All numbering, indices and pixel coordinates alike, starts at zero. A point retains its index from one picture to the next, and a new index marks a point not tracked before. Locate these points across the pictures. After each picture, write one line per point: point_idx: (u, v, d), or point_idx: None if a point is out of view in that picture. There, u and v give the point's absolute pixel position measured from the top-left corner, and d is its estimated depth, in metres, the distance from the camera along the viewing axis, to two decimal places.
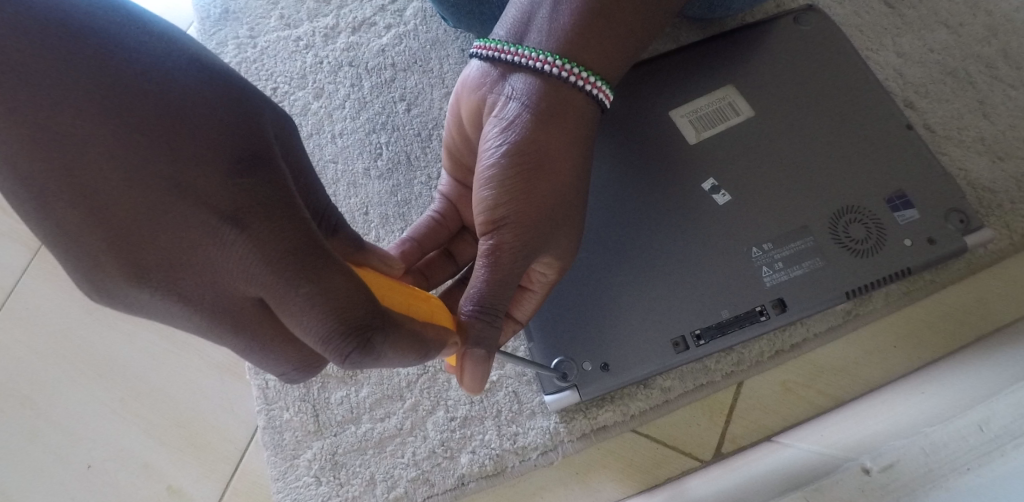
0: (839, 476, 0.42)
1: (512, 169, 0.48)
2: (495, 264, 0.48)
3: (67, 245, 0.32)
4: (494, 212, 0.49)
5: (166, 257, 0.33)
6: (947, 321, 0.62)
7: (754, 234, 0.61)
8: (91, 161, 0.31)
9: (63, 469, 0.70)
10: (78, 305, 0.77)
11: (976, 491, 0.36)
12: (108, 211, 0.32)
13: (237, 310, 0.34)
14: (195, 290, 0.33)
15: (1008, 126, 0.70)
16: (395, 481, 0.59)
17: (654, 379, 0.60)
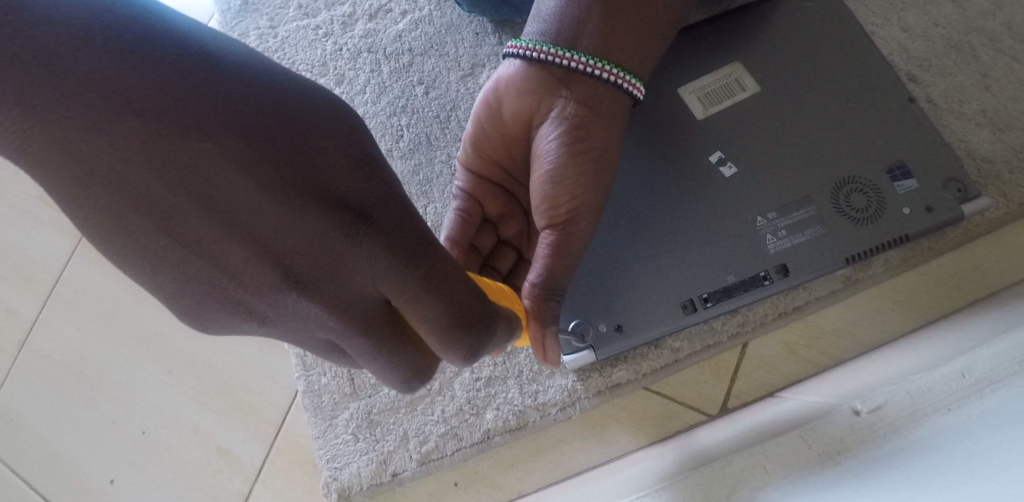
0: (830, 418, 0.46)
1: (576, 164, 0.56)
2: (561, 246, 0.55)
3: (190, 250, 0.37)
4: (559, 201, 0.56)
5: (312, 262, 0.38)
6: (945, 286, 0.66)
7: (759, 204, 0.65)
8: (233, 178, 0.36)
9: (117, 434, 0.75)
10: (123, 283, 0.82)
11: (954, 425, 0.39)
12: (253, 223, 0.37)
13: (367, 311, 0.39)
14: (333, 294, 0.38)
15: (1009, 99, 0.73)
16: (427, 437, 0.64)
17: (665, 341, 0.64)
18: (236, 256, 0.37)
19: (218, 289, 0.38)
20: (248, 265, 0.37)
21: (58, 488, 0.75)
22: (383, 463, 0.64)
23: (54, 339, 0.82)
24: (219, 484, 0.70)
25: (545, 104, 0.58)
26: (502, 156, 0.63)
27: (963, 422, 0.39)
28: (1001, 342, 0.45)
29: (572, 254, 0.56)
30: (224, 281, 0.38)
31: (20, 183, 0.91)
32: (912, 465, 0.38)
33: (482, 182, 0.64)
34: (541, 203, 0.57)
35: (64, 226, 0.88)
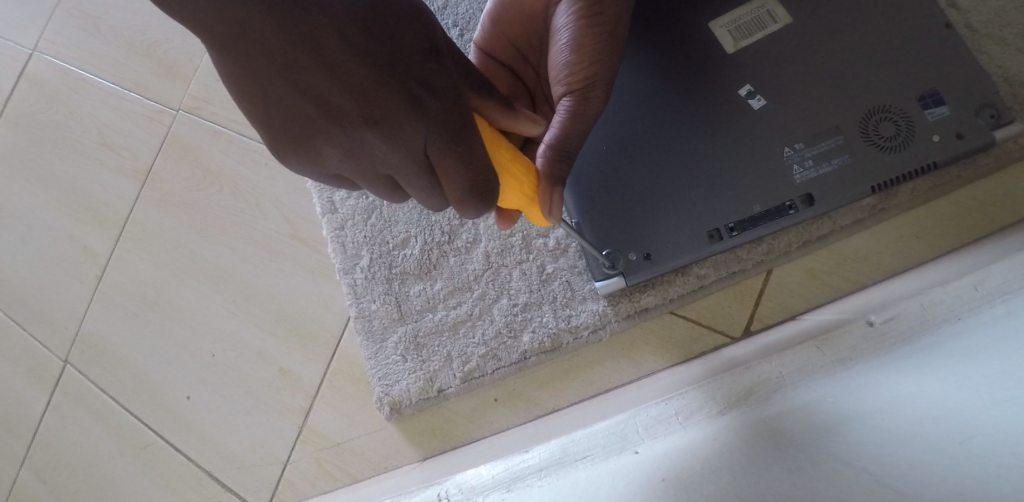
0: (845, 328, 0.49)
1: (589, 35, 0.60)
2: (577, 109, 0.60)
3: (291, 92, 0.45)
4: (575, 69, 0.60)
5: (377, 111, 0.45)
6: (973, 213, 0.67)
7: (787, 135, 0.66)
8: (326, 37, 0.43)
9: (189, 357, 0.83)
10: (185, 222, 0.89)
11: (962, 330, 0.42)
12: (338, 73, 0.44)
13: (412, 156, 0.47)
14: (392, 138, 0.46)
15: None
16: (469, 357, 0.69)
17: (691, 268, 0.68)
18: (325, 100, 0.45)
19: (309, 124, 0.46)
20: (332, 105, 0.45)
21: (139, 404, 0.84)
22: (429, 380, 0.70)
23: (127, 273, 0.90)
24: (281, 401, 0.77)
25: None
26: (519, 36, 0.69)
27: (972, 326, 0.42)
28: (1012, 259, 0.47)
29: (585, 121, 0.60)
30: (314, 120, 0.46)
31: (87, 129, 0.98)
32: (918, 364, 0.41)
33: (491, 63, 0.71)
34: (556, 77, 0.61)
35: (127, 169, 0.95)
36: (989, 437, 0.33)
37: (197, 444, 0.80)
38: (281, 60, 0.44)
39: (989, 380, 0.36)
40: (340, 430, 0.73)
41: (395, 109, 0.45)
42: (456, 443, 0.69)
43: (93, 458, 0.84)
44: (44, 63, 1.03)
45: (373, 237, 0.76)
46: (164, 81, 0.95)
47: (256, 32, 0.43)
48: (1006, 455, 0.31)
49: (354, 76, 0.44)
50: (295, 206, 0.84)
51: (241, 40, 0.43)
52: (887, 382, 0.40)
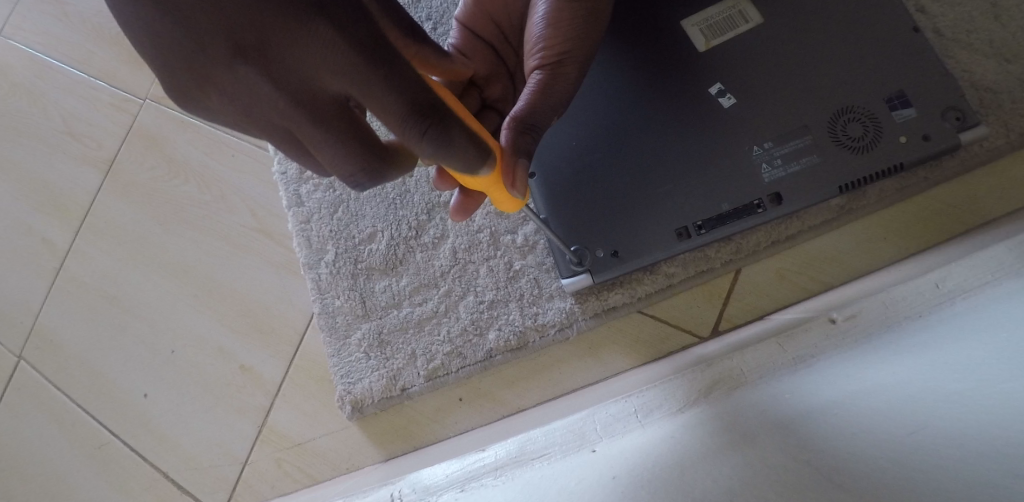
0: (808, 324, 0.49)
1: (567, 8, 0.60)
2: (551, 81, 0.59)
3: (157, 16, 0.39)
4: (551, 42, 0.60)
5: (264, 42, 0.39)
6: (938, 215, 0.67)
7: (757, 135, 0.66)
8: None
9: (148, 353, 0.81)
10: (148, 216, 0.87)
11: (924, 325, 0.42)
12: (216, 4, 0.38)
13: (313, 97, 0.41)
14: (287, 75, 0.40)
15: (1019, 29, 0.73)
16: (434, 355, 0.68)
17: (659, 267, 0.67)
18: (205, 28, 0.39)
19: (192, 67, 0.41)
20: (204, 36, 0.39)
21: (95, 401, 0.81)
22: (393, 379, 0.68)
23: (87, 267, 0.87)
24: (242, 399, 0.75)
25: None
26: (500, 13, 0.68)
27: (933, 321, 0.42)
28: (974, 259, 0.47)
29: (558, 94, 0.59)
30: (193, 57, 0.40)
31: (49, 117, 0.96)
32: (883, 358, 0.40)
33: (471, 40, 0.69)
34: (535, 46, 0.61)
35: (89, 158, 0.92)
36: (936, 434, 0.32)
37: (154, 443, 0.77)
38: None
39: (945, 376, 0.35)
40: (301, 430, 0.71)
41: (285, 37, 0.39)
42: (420, 443, 0.67)
43: (45, 457, 0.82)
44: (8, 49, 1.01)
45: (339, 232, 0.74)
46: (132, 71, 0.94)
47: None
48: (952, 449, 0.31)
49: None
50: (260, 198, 0.82)
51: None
52: (848, 379, 0.40)
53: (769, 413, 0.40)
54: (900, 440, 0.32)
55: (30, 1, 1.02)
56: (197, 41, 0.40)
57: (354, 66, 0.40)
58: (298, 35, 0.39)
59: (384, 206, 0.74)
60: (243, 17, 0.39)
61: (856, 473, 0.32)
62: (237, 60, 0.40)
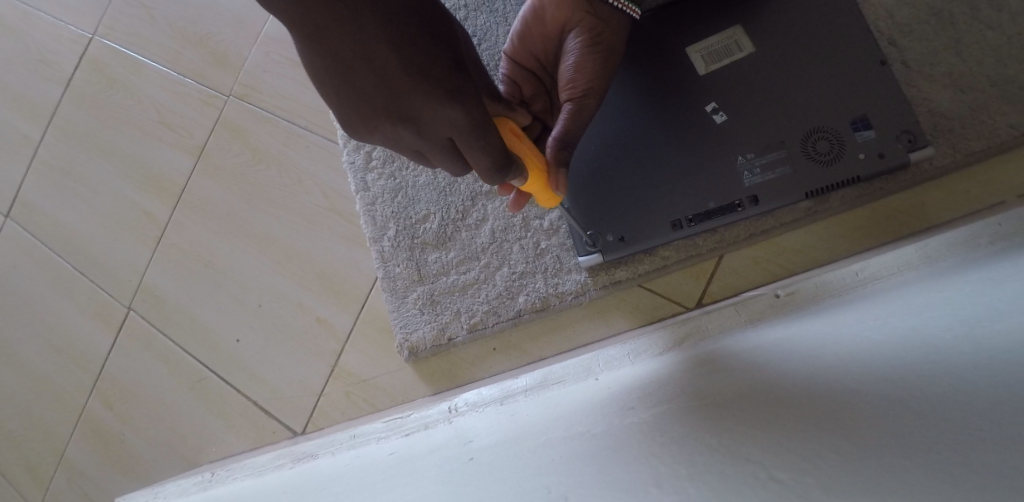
0: (757, 297, 0.66)
1: (591, 59, 0.76)
2: (576, 112, 0.75)
3: (343, 86, 0.52)
4: (577, 82, 0.76)
5: (417, 112, 0.53)
6: (889, 219, 0.82)
7: (742, 147, 0.81)
8: (378, 58, 0.50)
9: (238, 308, 0.98)
10: (237, 197, 1.01)
11: (838, 298, 0.59)
12: (391, 86, 0.52)
13: (440, 144, 0.57)
14: (429, 132, 0.55)
15: (975, 64, 0.85)
16: (474, 312, 0.86)
17: (657, 250, 0.84)
18: (370, 90, 0.52)
19: (364, 118, 0.54)
20: (376, 103, 0.53)
21: (194, 345, 0.99)
22: (441, 330, 0.86)
23: (182, 234, 1.03)
24: (318, 345, 0.92)
25: (574, 12, 0.76)
26: (540, 50, 0.82)
27: (846, 294, 0.60)
28: (888, 255, 0.64)
29: (582, 121, 0.76)
30: (367, 112, 0.53)
31: (144, 108, 1.10)
32: (804, 318, 0.57)
33: (517, 69, 0.84)
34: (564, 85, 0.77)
35: (182, 145, 1.06)
36: (814, 344, 0.49)
37: (244, 379, 0.95)
38: (354, 73, 0.51)
39: (834, 323, 0.52)
40: (367, 370, 0.89)
41: (426, 104, 0.53)
42: (461, 382, 0.85)
43: (152, 391, 0.99)
44: (104, 46, 1.14)
45: (399, 213, 0.91)
46: (217, 70, 1.06)
47: (330, 48, 0.49)
48: (819, 346, 0.47)
49: (402, 82, 0.52)
50: (331, 183, 0.96)
51: (319, 41, 0.49)
52: (776, 328, 0.57)
53: (718, 350, 0.58)
54: (788, 348, 0.50)
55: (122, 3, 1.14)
56: (364, 100, 0.52)
57: (467, 127, 0.55)
58: (436, 104, 0.53)
59: (436, 192, 0.90)
60: (405, 94, 0.52)
61: (759, 366, 0.49)
62: (392, 121, 0.54)
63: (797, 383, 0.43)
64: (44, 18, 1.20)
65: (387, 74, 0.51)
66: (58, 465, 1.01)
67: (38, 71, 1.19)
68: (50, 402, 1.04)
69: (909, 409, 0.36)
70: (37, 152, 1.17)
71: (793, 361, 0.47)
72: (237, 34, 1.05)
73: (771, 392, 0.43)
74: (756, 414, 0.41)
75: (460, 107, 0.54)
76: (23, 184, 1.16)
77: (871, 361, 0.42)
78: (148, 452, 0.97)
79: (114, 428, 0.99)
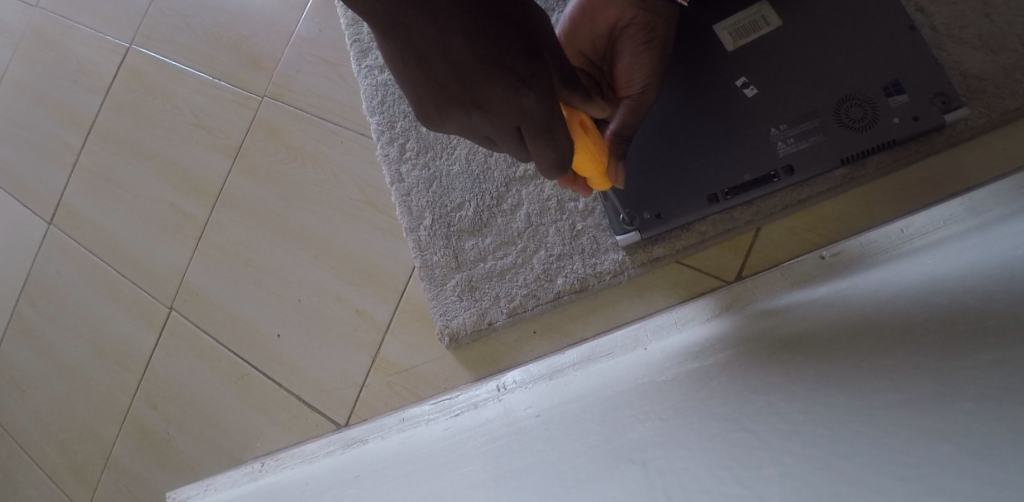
0: (801, 260, 0.67)
1: (651, 56, 0.73)
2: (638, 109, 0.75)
3: (421, 78, 0.51)
4: (638, 80, 0.74)
5: (484, 104, 0.52)
6: (928, 183, 0.81)
7: (774, 118, 0.81)
8: (454, 50, 0.48)
9: (280, 303, 0.99)
10: (272, 194, 1.02)
11: (890, 254, 0.59)
12: (464, 79, 0.50)
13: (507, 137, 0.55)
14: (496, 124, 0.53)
15: (1007, 24, 0.84)
16: (514, 296, 0.86)
17: (694, 226, 0.84)
18: (445, 81, 0.51)
19: (437, 105, 0.52)
20: (449, 95, 0.51)
21: (237, 342, 1.00)
22: (481, 315, 0.87)
23: (221, 235, 1.05)
24: (358, 336, 0.93)
25: (628, 9, 0.71)
26: (586, 47, 0.77)
27: (893, 249, 0.60)
28: (934, 210, 0.64)
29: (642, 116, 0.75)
30: (437, 101, 0.52)
31: (181, 113, 1.12)
32: (855, 275, 0.57)
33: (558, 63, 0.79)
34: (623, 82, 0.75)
35: (219, 147, 1.08)
36: (870, 290, 0.49)
37: (287, 374, 0.96)
38: (430, 64, 0.49)
39: (888, 274, 0.52)
40: (407, 358, 0.90)
41: (499, 97, 0.51)
42: (503, 366, 0.85)
43: (196, 388, 1.01)
44: (142, 56, 1.17)
45: (435, 202, 0.92)
46: (250, 72, 1.08)
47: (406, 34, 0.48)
48: (877, 293, 0.48)
49: (474, 72, 0.50)
50: (366, 176, 0.97)
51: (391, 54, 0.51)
52: (826, 287, 0.57)
53: (767, 312, 0.58)
54: (844, 298, 0.50)
55: (157, 13, 1.17)
56: (440, 92, 0.51)
57: (539, 122, 0.53)
58: (510, 96, 0.51)
59: (471, 180, 0.91)
60: (475, 88, 0.51)
61: (816, 317, 0.49)
62: (466, 112, 0.53)
63: (854, 326, 0.43)
64: (85, 31, 1.24)
65: (463, 68, 0.49)
66: (106, 465, 1.03)
67: (79, 82, 1.23)
68: (96, 404, 1.06)
69: (978, 321, 0.36)
70: (78, 161, 1.19)
71: (851, 307, 0.47)
72: (268, 35, 1.07)
73: (834, 334, 0.43)
74: (822, 351, 0.41)
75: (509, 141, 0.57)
76: (66, 191, 1.19)
77: (935, 296, 0.42)
78: (193, 450, 0.98)
79: (160, 428, 1.01)
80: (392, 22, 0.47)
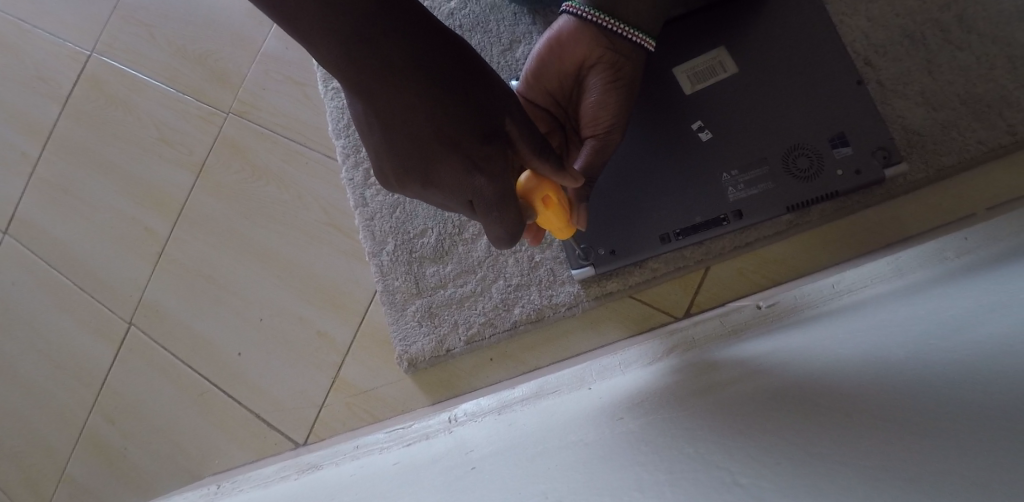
0: (739, 309, 0.71)
1: (615, 96, 0.76)
2: (602, 149, 0.76)
3: (385, 145, 0.57)
4: (601, 119, 0.76)
5: (437, 173, 0.57)
6: (867, 231, 0.86)
7: (726, 163, 0.85)
8: (412, 120, 0.55)
9: (239, 321, 1.00)
10: (236, 211, 1.03)
11: (826, 307, 0.64)
12: (419, 149, 0.56)
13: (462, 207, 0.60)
14: (453, 191, 0.58)
15: (945, 82, 0.90)
16: (471, 324, 0.89)
17: (647, 263, 0.87)
18: (401, 148, 0.57)
19: (399, 169, 0.58)
20: (407, 162, 0.57)
21: (196, 359, 1.01)
22: (440, 342, 0.89)
23: (184, 250, 1.05)
24: (319, 357, 0.94)
25: (597, 48, 0.75)
26: (554, 86, 0.79)
27: (826, 304, 0.65)
28: (861, 269, 0.70)
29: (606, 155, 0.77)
30: (398, 166, 0.58)
31: (144, 126, 1.12)
32: (791, 330, 0.61)
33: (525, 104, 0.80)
34: (586, 122, 0.76)
35: (182, 163, 1.08)
36: (797, 349, 0.53)
37: (245, 392, 0.97)
38: (392, 132, 0.56)
39: (821, 332, 0.56)
40: (365, 380, 0.92)
41: (453, 171, 0.57)
42: (459, 392, 0.88)
43: (153, 403, 1.01)
44: (104, 65, 1.16)
45: (397, 228, 0.94)
46: (216, 88, 1.08)
47: (372, 100, 0.54)
48: (801, 354, 0.52)
49: (427, 143, 0.56)
50: (329, 198, 0.99)
51: (365, 96, 0.54)
52: (766, 339, 0.61)
53: (708, 361, 0.62)
54: (777, 354, 0.55)
55: (121, 21, 1.16)
56: (400, 156, 0.57)
57: (490, 197, 0.58)
58: (461, 169, 0.57)
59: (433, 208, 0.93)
60: (431, 155, 0.56)
61: (749, 373, 0.53)
62: (421, 183, 0.58)
63: (778, 389, 0.47)
64: (43, 34, 1.22)
65: (416, 134, 0.55)
66: (61, 478, 1.03)
67: (38, 88, 1.21)
68: (50, 417, 1.06)
69: (881, 394, 0.40)
70: (37, 168, 1.18)
71: (781, 370, 0.51)
72: (236, 51, 1.08)
73: (757, 395, 0.47)
74: (745, 412, 0.45)
75: (485, 177, 0.57)
76: (23, 198, 1.18)
77: (856, 371, 0.45)
78: (150, 466, 0.98)
79: (117, 443, 1.01)
80: (362, 91, 0.54)
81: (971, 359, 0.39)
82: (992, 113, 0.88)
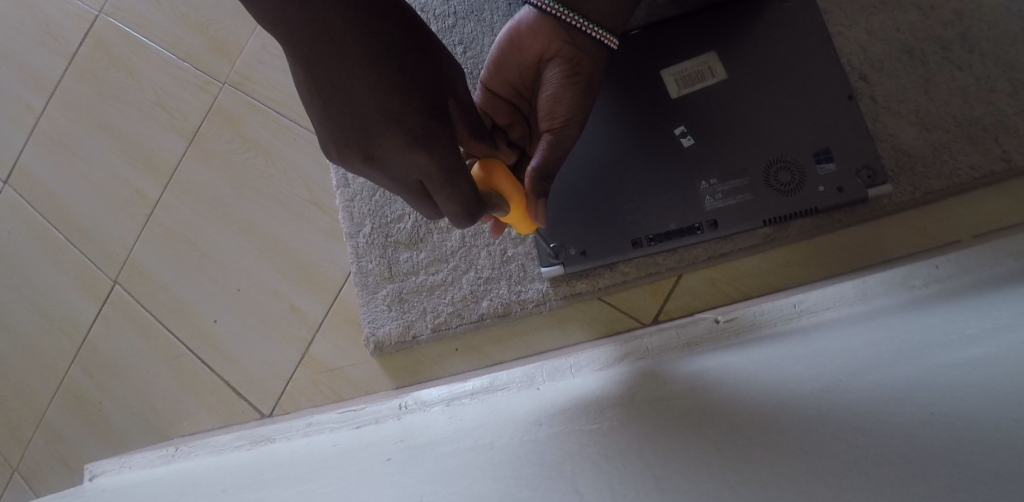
0: (697, 323, 0.71)
1: (571, 90, 0.75)
2: (558, 143, 0.75)
3: (326, 118, 0.54)
4: (557, 113, 0.75)
5: (384, 150, 0.56)
6: (844, 251, 0.85)
7: (705, 172, 0.84)
8: (359, 95, 0.53)
9: (219, 289, 1.01)
10: (223, 182, 1.04)
11: (784, 327, 0.63)
12: (365, 125, 0.55)
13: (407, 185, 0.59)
14: (398, 169, 0.58)
15: (942, 103, 0.88)
16: (439, 312, 0.89)
17: (618, 266, 0.87)
18: (343, 123, 0.54)
19: (339, 143, 0.56)
20: (350, 138, 0.55)
21: (175, 324, 1.02)
22: (407, 328, 0.90)
23: (171, 215, 1.07)
24: (291, 332, 0.96)
25: (553, 42, 0.74)
26: (517, 78, 0.79)
27: (784, 323, 0.64)
28: (824, 290, 0.69)
29: (562, 150, 0.76)
30: (340, 142, 0.56)
31: (142, 89, 1.13)
32: (744, 346, 0.61)
33: (488, 95, 0.81)
34: (543, 116, 0.76)
35: (176, 129, 1.09)
36: (738, 370, 0.53)
37: (218, 360, 0.98)
38: (337, 106, 0.53)
39: (768, 353, 0.56)
40: (334, 359, 0.93)
41: (398, 147, 0.56)
42: (423, 378, 0.89)
43: (131, 363, 1.03)
44: (108, 27, 1.17)
45: (376, 211, 0.94)
46: (214, 58, 1.09)
47: (317, 72, 0.52)
48: (740, 377, 0.51)
49: (374, 119, 0.54)
50: (314, 176, 1.00)
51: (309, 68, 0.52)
52: (717, 354, 0.61)
53: (657, 371, 0.62)
54: (718, 374, 0.54)
55: None
56: (343, 131, 0.55)
57: (437, 174, 0.58)
58: (408, 146, 0.56)
59: None
60: (376, 131, 0.55)
61: (687, 390, 0.53)
62: (365, 160, 0.57)
63: (706, 414, 0.47)
64: None
65: (363, 111, 0.54)
66: (38, 426, 1.05)
67: (43, 44, 1.22)
68: (33, 368, 1.08)
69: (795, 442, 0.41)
70: (38, 123, 1.20)
71: (716, 391, 0.51)
72: (236, 22, 1.08)
73: (683, 418, 0.47)
74: (667, 436, 0.45)
75: (435, 153, 0.57)
76: (22, 152, 1.19)
77: (785, 404, 0.45)
78: (123, 423, 1.01)
79: (93, 398, 1.03)
80: (306, 60, 0.51)
81: (888, 419, 0.39)
82: (986, 138, 0.86)
